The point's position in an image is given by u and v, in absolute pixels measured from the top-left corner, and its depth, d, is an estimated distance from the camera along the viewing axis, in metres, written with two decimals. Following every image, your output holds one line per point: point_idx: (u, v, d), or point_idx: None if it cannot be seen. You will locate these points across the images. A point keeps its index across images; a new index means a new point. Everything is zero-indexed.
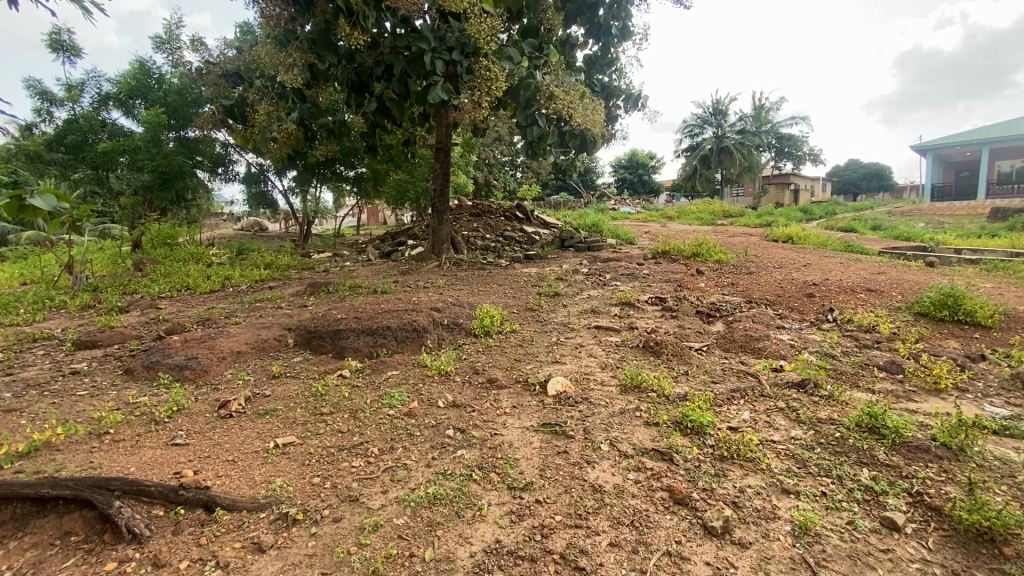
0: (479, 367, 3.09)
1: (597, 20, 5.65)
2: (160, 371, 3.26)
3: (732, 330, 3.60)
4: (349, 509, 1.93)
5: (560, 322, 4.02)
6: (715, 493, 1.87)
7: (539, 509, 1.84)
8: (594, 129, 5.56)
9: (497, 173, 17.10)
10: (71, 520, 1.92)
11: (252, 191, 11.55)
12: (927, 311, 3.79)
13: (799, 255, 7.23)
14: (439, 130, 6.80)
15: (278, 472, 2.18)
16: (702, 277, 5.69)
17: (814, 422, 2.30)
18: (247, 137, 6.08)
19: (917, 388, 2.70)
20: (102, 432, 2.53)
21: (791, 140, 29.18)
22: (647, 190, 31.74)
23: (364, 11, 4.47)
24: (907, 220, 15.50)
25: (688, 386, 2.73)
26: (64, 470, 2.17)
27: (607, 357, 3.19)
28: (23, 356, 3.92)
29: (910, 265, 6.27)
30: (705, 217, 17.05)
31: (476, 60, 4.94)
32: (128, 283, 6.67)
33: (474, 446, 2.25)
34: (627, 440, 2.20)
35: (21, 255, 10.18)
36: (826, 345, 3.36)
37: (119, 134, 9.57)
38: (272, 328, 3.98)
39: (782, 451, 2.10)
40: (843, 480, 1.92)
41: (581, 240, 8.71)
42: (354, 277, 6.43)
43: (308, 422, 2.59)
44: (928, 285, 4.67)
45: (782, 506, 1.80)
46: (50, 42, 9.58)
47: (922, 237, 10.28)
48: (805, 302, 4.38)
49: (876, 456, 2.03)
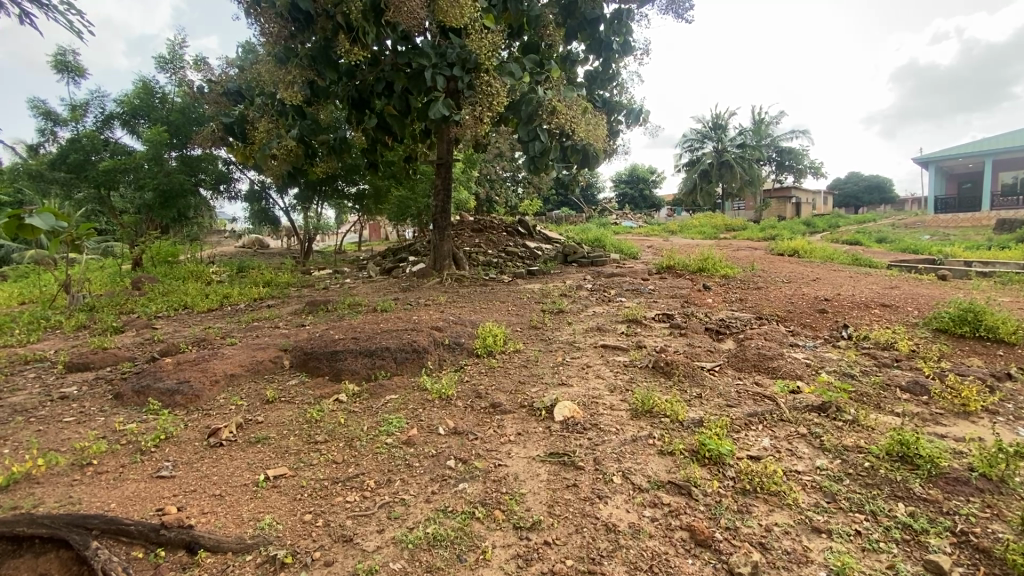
0: (482, 391, 2.95)
1: (597, 36, 5.62)
2: (150, 397, 3.12)
3: (744, 348, 3.47)
4: (341, 551, 1.79)
5: (565, 341, 3.88)
6: (740, 534, 1.72)
7: (548, 552, 1.70)
8: (597, 145, 5.46)
9: (499, 188, 17.11)
10: (46, 562, 1.80)
11: (253, 209, 11.49)
12: (947, 327, 3.64)
13: (807, 269, 7.12)
14: (441, 146, 6.74)
15: (268, 508, 2.04)
16: (709, 292, 5.57)
17: (840, 451, 2.16)
18: (247, 153, 6.02)
19: (944, 410, 2.56)
20: (84, 464, 2.39)
21: (792, 152, 29.34)
22: (649, 204, 31.71)
23: (364, 27, 4.45)
24: (913, 232, 15.40)
25: (702, 410, 2.58)
26: (41, 506, 2.03)
27: (615, 378, 3.05)
28: (13, 379, 3.81)
29: (921, 278, 6.14)
30: (708, 230, 16.93)
31: (477, 75, 4.91)
32: (125, 302, 6.57)
33: (476, 479, 2.11)
34: (642, 472, 2.06)
35: (22, 274, 10.15)
36: (844, 364, 3.21)
37: (121, 153, 9.56)
38: (267, 349, 3.85)
39: (808, 483, 1.96)
40: (877, 517, 1.78)
41: (585, 255, 8.61)
42: (354, 295, 6.32)
43: (301, 451, 2.45)
44: (944, 300, 4.54)
45: (814, 548, 1.66)
46: (54, 63, 9.63)
47: (930, 249, 10.15)
48: (818, 318, 4.24)
49: (911, 489, 1.88)
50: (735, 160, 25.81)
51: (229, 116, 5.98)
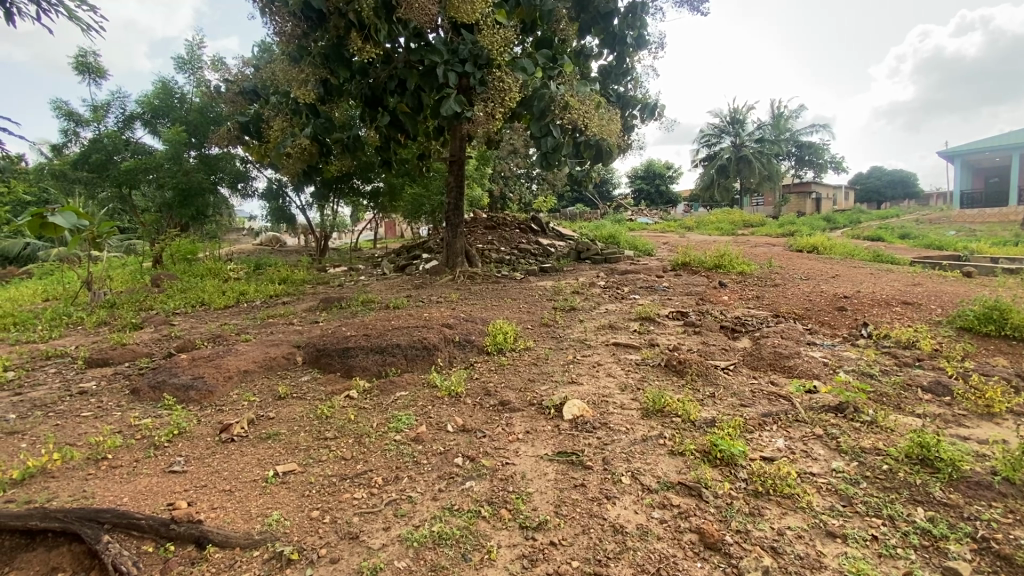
0: (491, 389, 2.93)
1: (611, 30, 5.56)
2: (165, 393, 3.17)
3: (759, 347, 3.40)
4: (347, 548, 1.79)
5: (576, 339, 3.84)
6: (751, 537, 1.68)
7: (553, 552, 1.68)
8: (611, 140, 5.40)
9: (514, 185, 17.09)
10: (59, 555, 1.84)
11: (271, 207, 11.64)
12: (972, 326, 3.53)
13: (826, 266, 6.96)
14: (454, 143, 6.73)
15: (276, 504, 2.05)
16: (725, 289, 5.48)
17: (857, 452, 2.10)
18: (262, 152, 6.09)
19: (967, 411, 2.47)
20: (99, 458, 2.43)
21: (812, 147, 28.82)
22: (664, 201, 31.35)
23: (375, 24, 4.44)
24: (937, 228, 14.98)
25: (716, 410, 2.52)
26: (56, 501, 2.06)
27: (626, 377, 3.02)
28: (34, 374, 3.90)
29: (945, 275, 5.97)
30: (724, 227, 16.69)
31: (489, 71, 4.88)
32: (145, 299, 6.69)
33: (483, 478, 2.10)
34: (651, 472, 2.02)
35: (47, 271, 10.41)
36: (863, 363, 3.13)
37: (141, 152, 9.75)
38: (281, 345, 3.89)
39: (823, 486, 1.91)
40: (895, 522, 1.72)
41: (598, 252, 8.53)
42: (367, 292, 6.34)
43: (311, 448, 2.46)
44: (969, 297, 4.41)
45: (828, 553, 1.61)
46: (76, 65, 9.85)
47: (956, 246, 9.88)
48: (837, 316, 4.14)
49: (931, 493, 1.82)
50: (753, 155, 25.43)
51: (245, 115, 6.05)
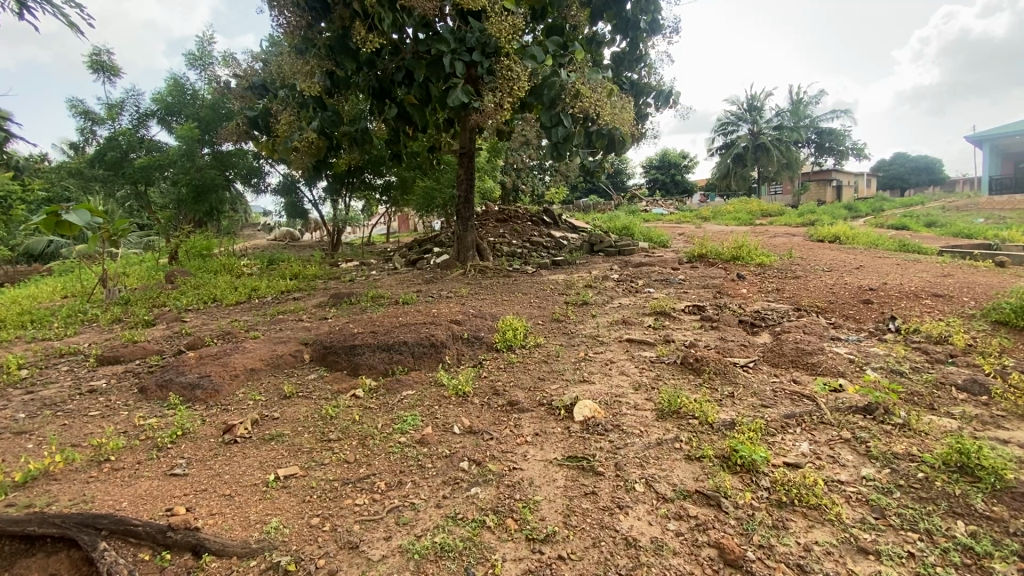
0: (500, 388, 2.83)
1: (624, 14, 5.39)
2: (172, 392, 3.14)
3: (780, 343, 3.24)
4: (346, 559, 1.71)
5: (588, 335, 3.73)
6: (775, 553, 1.56)
7: (561, 567, 1.58)
8: (624, 129, 5.19)
9: (525, 177, 16.93)
10: (57, 561, 1.80)
11: (286, 202, 11.63)
12: (1008, 320, 3.32)
13: (850, 257, 6.71)
14: (463, 135, 6.60)
15: (275, 510, 1.98)
16: (744, 282, 5.31)
17: (889, 459, 1.96)
18: (270, 146, 6.04)
19: (1007, 412, 2.30)
20: (102, 460, 2.39)
21: (833, 134, 27.97)
22: (680, 190, 30.92)
23: (380, 13, 4.31)
24: (965, 215, 14.50)
25: (736, 412, 2.39)
26: (54, 505, 2.02)
27: (640, 375, 2.89)
28: (47, 372, 3.91)
29: (976, 265, 5.71)
30: (741, 217, 16.39)
31: (498, 59, 4.72)
32: (158, 296, 6.71)
33: (489, 484, 2.01)
34: (666, 480, 1.91)
35: (66, 269, 10.58)
36: (892, 360, 2.95)
37: (155, 149, 9.79)
38: (288, 343, 3.82)
39: (853, 496, 1.78)
40: (933, 537, 1.59)
41: (610, 245, 8.41)
42: (377, 287, 6.28)
43: (314, 450, 2.39)
44: (1004, 289, 4.18)
45: (860, 571, 1.49)
46: (90, 63, 9.91)
47: (986, 233, 9.66)
48: (862, 309, 3.96)
49: (973, 505, 1.68)
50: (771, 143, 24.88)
51: (253, 110, 6.03)
